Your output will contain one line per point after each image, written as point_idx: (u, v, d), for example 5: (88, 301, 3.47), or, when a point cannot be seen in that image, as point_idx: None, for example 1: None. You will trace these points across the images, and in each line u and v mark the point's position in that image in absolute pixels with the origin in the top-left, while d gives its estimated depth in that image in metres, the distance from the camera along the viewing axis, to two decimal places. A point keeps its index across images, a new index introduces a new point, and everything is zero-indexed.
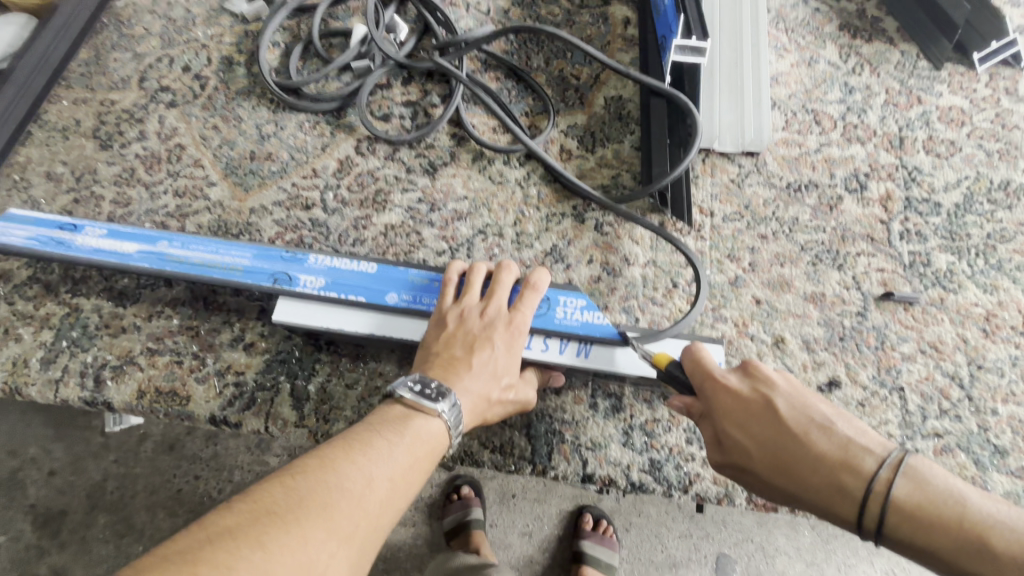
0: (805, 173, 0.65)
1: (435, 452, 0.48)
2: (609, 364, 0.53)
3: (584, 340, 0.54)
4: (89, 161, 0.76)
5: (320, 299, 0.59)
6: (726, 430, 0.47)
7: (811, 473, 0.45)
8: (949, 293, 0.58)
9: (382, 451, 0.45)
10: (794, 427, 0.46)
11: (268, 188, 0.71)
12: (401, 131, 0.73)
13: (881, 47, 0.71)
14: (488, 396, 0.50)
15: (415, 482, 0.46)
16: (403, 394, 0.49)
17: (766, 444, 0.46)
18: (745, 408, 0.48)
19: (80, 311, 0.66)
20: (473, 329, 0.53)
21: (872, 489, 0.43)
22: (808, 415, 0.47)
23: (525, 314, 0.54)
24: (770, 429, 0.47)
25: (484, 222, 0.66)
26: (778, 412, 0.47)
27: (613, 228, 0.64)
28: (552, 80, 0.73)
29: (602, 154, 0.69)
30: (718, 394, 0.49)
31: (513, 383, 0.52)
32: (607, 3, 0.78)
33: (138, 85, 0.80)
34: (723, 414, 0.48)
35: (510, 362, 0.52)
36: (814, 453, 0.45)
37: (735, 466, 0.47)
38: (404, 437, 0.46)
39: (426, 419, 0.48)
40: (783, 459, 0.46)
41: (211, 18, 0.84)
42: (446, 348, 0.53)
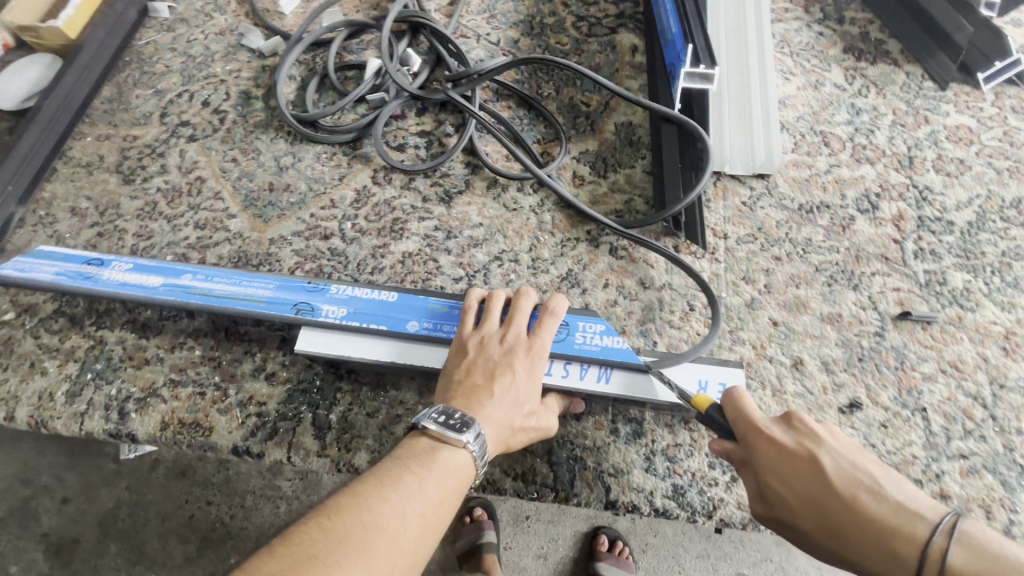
0: (817, 194, 0.66)
1: (463, 482, 0.48)
2: (631, 390, 0.54)
3: (604, 365, 0.55)
4: (111, 195, 0.77)
5: (342, 328, 0.60)
6: (770, 484, 0.47)
7: (860, 537, 0.45)
8: (967, 312, 0.58)
9: (413, 487, 0.45)
10: (841, 487, 0.46)
11: (287, 218, 0.72)
12: (416, 160, 0.74)
13: (886, 68, 0.73)
14: (511, 423, 0.50)
15: (446, 515, 0.47)
16: (429, 425, 0.49)
17: (811, 500, 0.46)
18: (791, 465, 0.47)
19: (104, 343, 0.67)
20: (495, 358, 0.53)
21: (926, 558, 0.43)
22: (856, 475, 0.47)
23: (545, 341, 0.55)
24: (817, 486, 0.46)
25: (500, 249, 0.67)
26: (824, 471, 0.47)
27: (627, 251, 0.65)
28: (563, 107, 0.75)
29: (614, 179, 0.70)
30: (762, 448, 0.48)
31: (535, 411, 0.52)
32: (615, 32, 0.81)
33: (159, 120, 0.83)
34: (769, 469, 0.47)
35: (531, 389, 0.53)
36: (863, 516, 0.45)
37: (777, 519, 0.48)
38: (433, 471, 0.47)
39: (453, 450, 0.48)
40: (829, 518, 0.46)
41: (229, 54, 0.87)
42: (467, 375, 0.53)
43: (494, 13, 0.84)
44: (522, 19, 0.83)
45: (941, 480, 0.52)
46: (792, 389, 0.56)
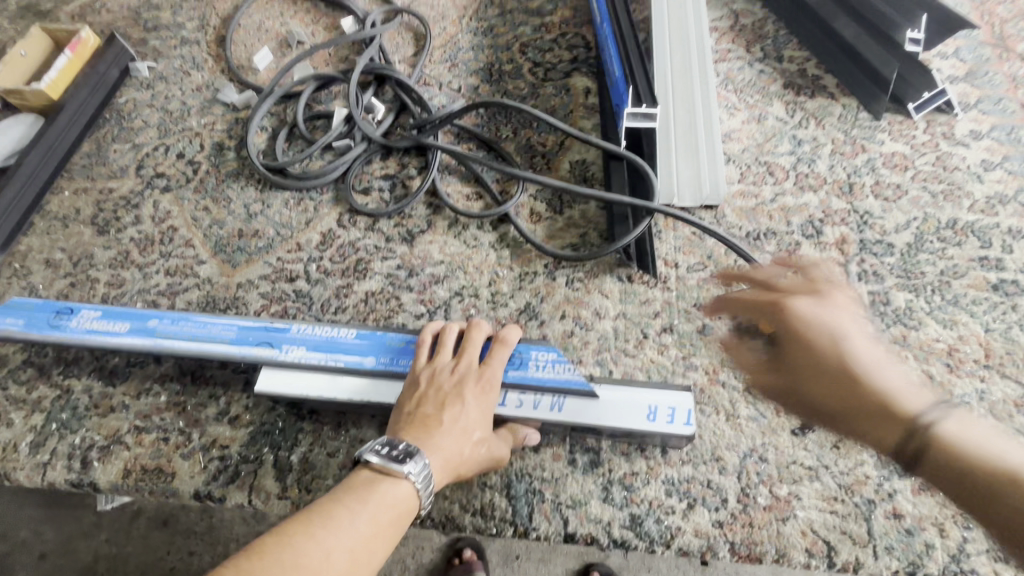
0: (764, 222, 0.68)
1: (405, 513, 0.49)
2: (583, 416, 0.55)
3: (557, 394, 0.56)
4: (86, 246, 0.80)
5: (302, 368, 0.61)
6: (796, 344, 0.58)
7: (848, 395, 0.56)
8: (911, 331, 0.59)
9: (343, 520, 0.46)
10: (857, 364, 0.57)
11: (254, 263, 0.74)
12: (381, 203, 0.77)
13: (824, 101, 0.77)
14: (460, 452, 0.51)
15: (379, 550, 0.47)
16: (374, 455, 0.50)
17: (825, 364, 0.57)
18: (818, 336, 0.58)
19: (70, 392, 0.68)
20: (448, 386, 0.55)
21: (922, 430, 0.53)
22: (864, 357, 0.57)
23: (497, 371, 0.56)
24: (830, 354, 0.57)
25: (460, 284, 0.69)
26: (847, 338, 0.58)
27: (583, 283, 0.67)
28: (521, 147, 0.79)
29: (570, 214, 0.73)
30: (812, 322, 0.59)
31: (485, 439, 0.53)
32: (569, 76, 0.85)
33: (136, 172, 0.86)
34: (794, 332, 0.59)
35: (481, 417, 0.54)
36: (857, 379, 0.56)
37: (798, 376, 0.58)
38: (370, 504, 0.48)
39: (399, 481, 0.49)
40: (830, 379, 0.56)
41: (204, 108, 0.92)
42: (420, 407, 0.54)
43: (455, 62, 0.89)
44: (481, 67, 0.88)
45: (893, 499, 0.52)
46: (745, 413, 0.57)
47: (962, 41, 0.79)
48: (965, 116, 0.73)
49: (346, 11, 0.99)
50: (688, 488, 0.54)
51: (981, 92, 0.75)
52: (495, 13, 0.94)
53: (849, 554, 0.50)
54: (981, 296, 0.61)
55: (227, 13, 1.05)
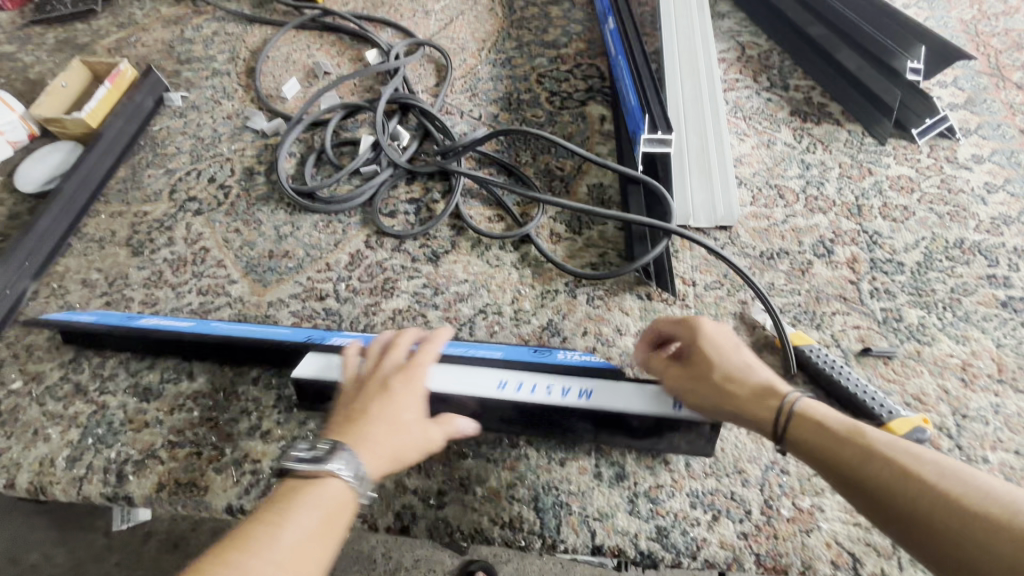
0: (776, 242, 0.71)
1: (339, 516, 0.48)
2: (613, 405, 0.55)
3: (584, 386, 0.57)
4: (121, 267, 0.83)
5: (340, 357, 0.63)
6: (692, 351, 0.55)
7: (743, 388, 0.52)
8: (924, 346, 0.61)
9: (266, 543, 0.44)
10: (743, 359, 0.54)
11: (285, 282, 0.77)
12: (407, 225, 0.80)
13: (830, 127, 0.81)
14: (388, 438, 0.51)
15: (313, 555, 0.45)
16: (294, 465, 0.48)
17: (720, 358, 0.54)
18: (715, 336, 0.56)
19: (107, 408, 0.70)
20: (374, 382, 0.56)
21: (787, 409, 0.50)
22: (737, 353, 0.55)
23: (422, 361, 0.57)
24: (726, 349, 0.55)
25: (484, 302, 0.72)
26: (716, 347, 0.55)
27: (603, 300, 0.69)
28: (540, 172, 0.83)
29: (588, 235, 0.75)
30: (698, 331, 0.56)
31: (421, 422, 0.54)
32: (584, 104, 0.89)
33: (169, 197, 0.90)
34: (692, 342, 0.56)
35: (411, 402, 0.54)
36: (748, 373, 0.53)
37: (697, 381, 0.54)
38: (296, 516, 0.46)
39: (327, 482, 0.48)
40: (721, 375, 0.53)
41: (235, 135, 0.96)
42: (349, 408, 0.54)
43: (476, 92, 0.94)
44: (500, 96, 0.93)
45: None
46: None
47: (959, 71, 0.83)
48: (967, 141, 0.76)
49: (369, 43, 1.05)
50: (712, 500, 0.55)
51: (980, 118, 0.78)
52: (513, 46, 1.01)
53: (874, 566, 0.51)
54: (991, 313, 0.63)
55: (257, 47, 1.11)
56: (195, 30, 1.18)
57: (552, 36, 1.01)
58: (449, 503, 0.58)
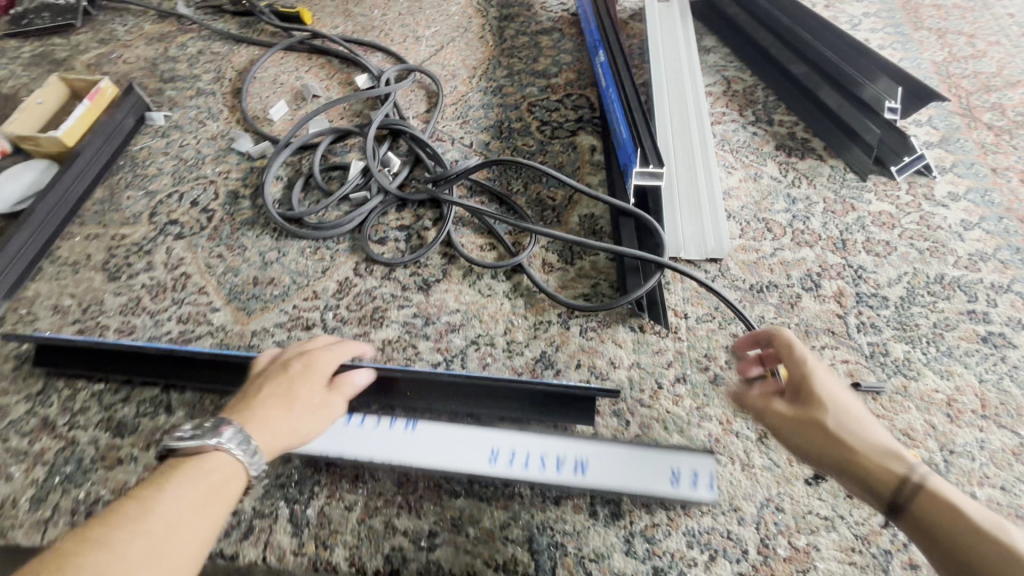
0: (765, 275, 0.72)
1: (227, 488, 0.47)
2: (607, 481, 0.55)
3: (580, 456, 0.57)
4: (96, 292, 0.80)
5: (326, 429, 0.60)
6: (808, 385, 0.50)
7: (858, 441, 0.46)
8: (911, 381, 0.62)
9: (134, 514, 0.42)
10: (861, 411, 0.48)
11: (270, 311, 0.75)
12: (396, 252, 0.80)
13: (813, 163, 0.83)
14: (286, 413, 0.53)
15: (196, 524, 0.43)
16: (176, 443, 0.48)
17: (837, 402, 0.49)
18: (832, 377, 0.51)
19: (76, 443, 0.66)
20: (276, 368, 0.58)
21: (910, 478, 0.43)
22: (856, 403, 0.49)
23: (323, 351, 0.61)
24: (845, 396, 0.49)
25: (476, 333, 0.71)
26: (831, 391, 0.49)
27: (596, 332, 0.69)
28: (531, 201, 0.83)
29: (580, 265, 0.75)
30: (816, 369, 0.51)
31: (322, 397, 0.56)
32: (575, 134, 0.90)
33: (148, 219, 0.87)
34: (804, 379, 0.51)
35: (310, 381, 0.56)
36: (866, 427, 0.47)
37: (805, 418, 0.49)
38: (175, 487, 0.44)
39: (213, 455, 0.48)
40: (836, 418, 0.47)
41: (219, 157, 0.94)
42: (247, 393, 0.56)
43: (467, 119, 0.95)
44: (491, 124, 0.94)
45: (907, 550, 0.54)
46: (760, 463, 0.59)
47: (933, 111, 0.86)
48: (943, 178, 0.79)
49: (359, 67, 1.05)
50: (709, 539, 0.55)
51: (955, 157, 0.81)
52: (504, 74, 1.01)
53: None
54: (973, 348, 0.64)
55: (243, 67, 1.09)
56: (179, 48, 1.16)
57: (542, 65, 1.02)
58: (440, 544, 0.56)
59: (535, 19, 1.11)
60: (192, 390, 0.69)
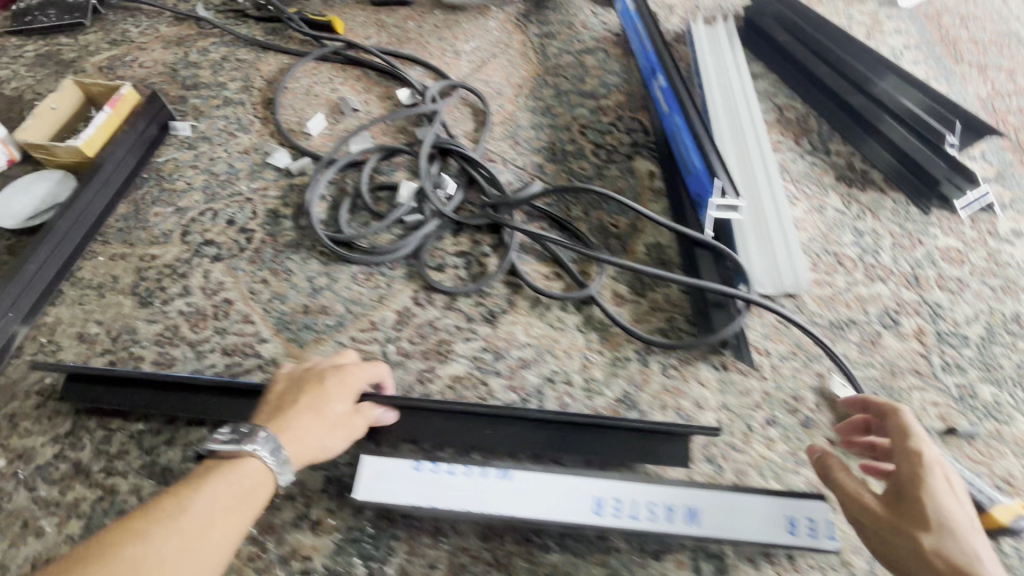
0: (842, 311, 0.71)
1: (255, 492, 0.50)
2: (721, 531, 0.51)
3: (690, 504, 0.52)
4: (126, 319, 0.73)
5: (411, 475, 0.54)
6: (910, 492, 0.48)
7: (951, 566, 0.44)
8: (1003, 425, 0.61)
9: (169, 511, 0.46)
10: (965, 531, 0.46)
11: (325, 342, 0.70)
12: (457, 280, 0.75)
13: (876, 195, 0.83)
14: (315, 430, 0.54)
15: (222, 526, 0.47)
16: (216, 445, 0.51)
17: (940, 518, 0.46)
18: (942, 486, 0.48)
19: (115, 492, 0.60)
20: (309, 378, 0.58)
21: None
22: (963, 521, 0.46)
23: (354, 365, 0.60)
24: (953, 511, 0.47)
25: (551, 370, 0.67)
26: (941, 510, 0.47)
27: (678, 370, 0.66)
28: (593, 228, 0.80)
29: (653, 297, 0.73)
30: (924, 476, 0.48)
31: (350, 416, 0.57)
32: (632, 158, 0.88)
33: (180, 239, 0.81)
34: (914, 484, 0.48)
35: (343, 396, 0.57)
36: (964, 551, 0.45)
37: (898, 528, 0.47)
38: (209, 487, 0.48)
39: (244, 460, 0.50)
40: (931, 535, 0.46)
41: (254, 173, 0.88)
42: (280, 400, 0.57)
43: (517, 139, 0.91)
44: (544, 146, 0.91)
45: None
46: None
47: (986, 146, 0.87)
48: (1004, 215, 0.80)
49: (399, 80, 1.00)
50: None
51: (1013, 193, 0.82)
52: (551, 94, 0.99)
53: None
54: None
55: (273, 75, 1.04)
56: (200, 53, 1.09)
57: (590, 86, 1.00)
58: None
59: (578, 37, 1.09)
60: None
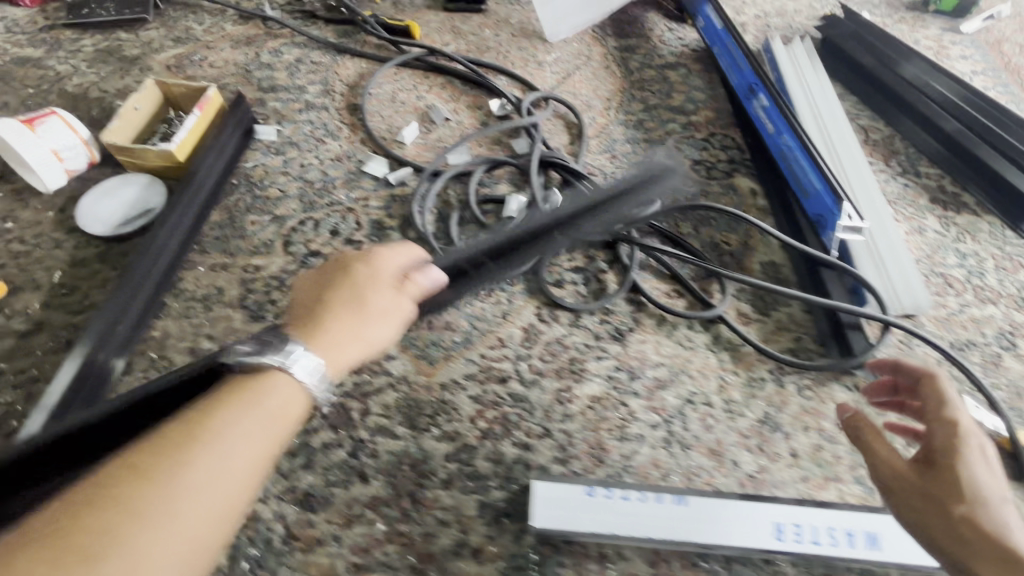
0: (961, 332, 0.72)
1: (287, 415, 0.49)
2: (901, 556, 0.53)
3: (869, 529, 0.54)
4: (239, 334, 0.70)
5: (589, 503, 0.55)
6: (943, 457, 0.50)
7: (973, 524, 0.46)
8: None
9: (207, 435, 0.44)
10: (995, 497, 0.47)
11: (455, 360, 0.68)
12: (578, 296, 0.75)
13: (971, 218, 0.86)
14: (358, 320, 0.55)
15: (260, 453, 0.46)
16: (248, 360, 0.50)
17: (970, 482, 0.48)
18: (979, 454, 0.50)
19: (259, 520, 0.57)
20: (340, 269, 0.58)
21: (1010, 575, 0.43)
22: (996, 489, 0.48)
23: (383, 259, 0.60)
24: (986, 479, 0.48)
25: (689, 390, 0.67)
26: (972, 476, 0.48)
27: (813, 391, 0.67)
28: (706, 245, 0.80)
29: (777, 317, 0.73)
30: (960, 445, 0.50)
31: (391, 306, 0.57)
32: (732, 176, 0.89)
33: (284, 249, 0.78)
34: (948, 452, 0.50)
35: (380, 290, 0.57)
36: (990, 512, 0.47)
37: (926, 486, 0.49)
38: (244, 410, 0.47)
39: (278, 381, 0.49)
40: (957, 495, 0.48)
41: (351, 181, 0.86)
42: (315, 296, 0.57)
43: (615, 153, 0.91)
44: (642, 160, 0.91)
45: None
46: None
47: None
48: None
49: (487, 90, 0.99)
50: None
51: None
52: (641, 108, 0.99)
53: None
54: None
55: (354, 81, 1.01)
56: (273, 54, 1.06)
57: (677, 101, 1.00)
58: None
59: (657, 51, 1.09)
60: (386, 454, 0.61)
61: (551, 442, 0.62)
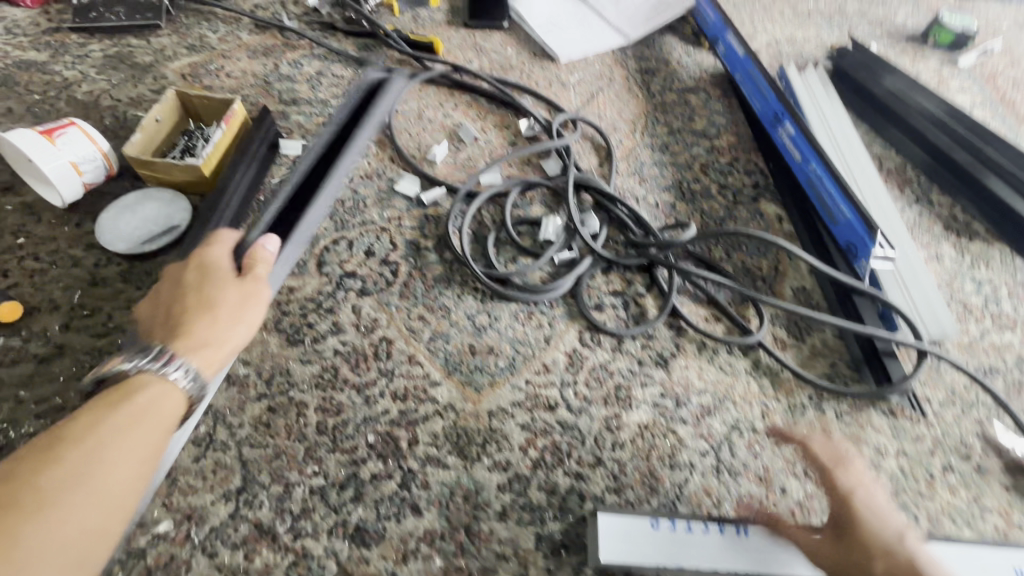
0: (983, 359, 0.76)
1: (163, 406, 0.51)
2: None
3: None
4: (276, 358, 0.67)
5: (654, 537, 0.55)
6: (845, 522, 0.53)
7: None
8: None
9: (87, 431, 0.47)
10: (898, 542, 0.51)
11: (501, 386, 0.67)
12: (618, 321, 0.75)
13: (983, 246, 0.89)
14: (208, 313, 0.58)
15: (142, 442, 0.48)
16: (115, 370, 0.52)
17: (874, 538, 0.51)
18: (867, 505, 0.54)
19: (310, 557, 0.55)
20: (176, 281, 0.62)
21: None
22: (894, 532, 0.52)
23: (214, 258, 0.64)
24: (882, 527, 0.52)
25: (734, 417, 0.67)
26: (872, 530, 0.52)
27: (853, 417, 0.69)
28: (739, 270, 0.82)
29: (812, 342, 0.75)
30: (852, 503, 0.54)
31: (241, 296, 0.61)
32: (758, 201, 0.91)
33: (318, 269, 0.75)
34: (846, 517, 0.53)
35: (227, 287, 0.61)
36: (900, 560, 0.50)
37: (846, 559, 0.51)
38: (121, 407, 0.49)
39: (148, 382, 0.52)
40: (872, 556, 0.50)
41: (382, 200, 0.84)
42: (159, 314, 0.60)
43: (643, 176, 0.92)
44: (671, 184, 0.92)
45: None
46: None
47: None
48: None
49: (513, 109, 0.99)
50: None
51: None
52: (665, 131, 1.00)
53: None
54: None
55: None
56: (292, 66, 1.03)
57: (700, 125, 1.02)
58: None
59: (676, 75, 1.11)
60: (438, 485, 0.60)
61: (603, 471, 0.62)
